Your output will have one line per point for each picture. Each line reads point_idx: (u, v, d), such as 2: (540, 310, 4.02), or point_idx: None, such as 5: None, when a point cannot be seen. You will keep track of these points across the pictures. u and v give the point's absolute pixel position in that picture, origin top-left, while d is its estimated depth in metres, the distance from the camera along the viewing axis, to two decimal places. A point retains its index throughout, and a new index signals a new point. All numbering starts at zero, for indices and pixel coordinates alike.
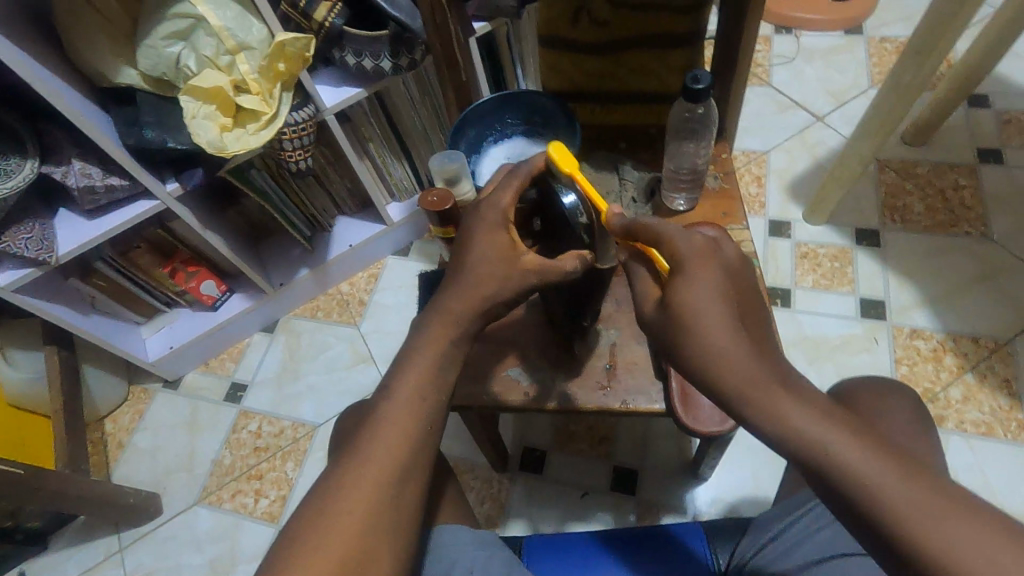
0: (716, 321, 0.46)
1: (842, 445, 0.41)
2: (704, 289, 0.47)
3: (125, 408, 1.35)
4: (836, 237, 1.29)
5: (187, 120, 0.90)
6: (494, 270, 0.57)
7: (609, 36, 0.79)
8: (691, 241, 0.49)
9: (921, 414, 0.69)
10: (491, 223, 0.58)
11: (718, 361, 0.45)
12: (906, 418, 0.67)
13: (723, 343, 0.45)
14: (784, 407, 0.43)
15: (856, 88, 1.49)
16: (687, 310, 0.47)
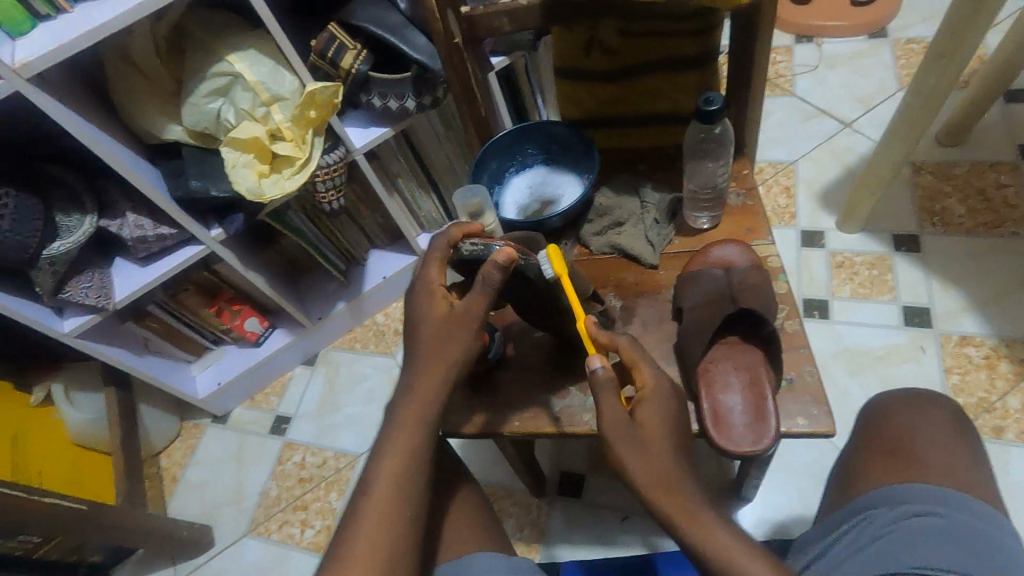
0: (666, 452, 0.59)
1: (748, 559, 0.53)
2: (660, 413, 0.61)
3: (178, 443, 1.41)
4: (872, 245, 1.25)
5: (228, 169, 0.96)
6: (448, 335, 0.65)
7: (622, 63, 0.82)
8: (655, 375, 0.64)
9: (963, 431, 0.69)
10: (426, 304, 0.67)
11: (663, 480, 0.57)
12: (941, 440, 0.67)
13: (670, 470, 0.58)
14: (711, 527, 0.55)
15: (884, 91, 1.47)
16: (645, 433, 0.60)
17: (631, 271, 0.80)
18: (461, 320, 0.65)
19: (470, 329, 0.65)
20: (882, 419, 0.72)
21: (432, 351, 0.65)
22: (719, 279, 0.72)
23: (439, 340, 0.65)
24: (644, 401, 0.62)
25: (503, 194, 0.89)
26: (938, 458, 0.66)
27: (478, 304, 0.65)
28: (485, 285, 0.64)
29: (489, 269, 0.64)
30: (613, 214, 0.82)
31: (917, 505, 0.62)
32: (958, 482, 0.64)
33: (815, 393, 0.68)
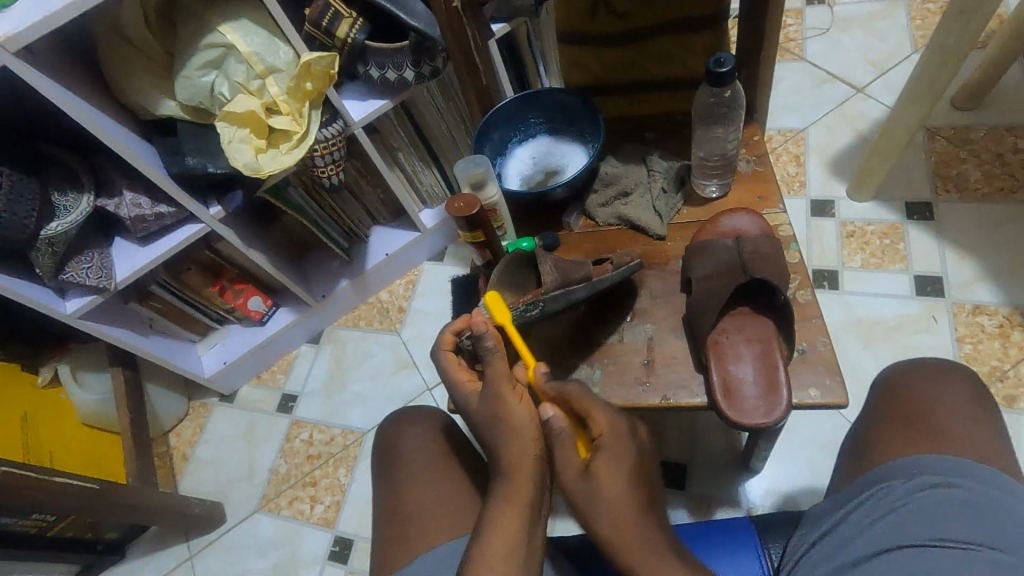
0: (623, 497, 0.61)
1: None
2: (615, 465, 0.62)
3: (186, 422, 1.42)
4: (885, 213, 1.23)
5: (224, 145, 0.93)
6: (505, 416, 0.65)
7: (629, 26, 0.79)
8: (613, 422, 0.64)
9: (982, 404, 0.67)
10: (468, 404, 0.69)
11: (618, 525, 0.60)
12: (962, 410, 0.67)
13: (623, 518, 0.60)
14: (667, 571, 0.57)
15: (898, 54, 1.42)
16: (602, 482, 0.61)
17: (638, 243, 0.78)
18: (505, 398, 0.65)
19: (517, 401, 0.65)
20: (898, 389, 0.71)
21: (502, 431, 0.65)
22: (729, 250, 0.70)
23: (500, 422, 0.65)
24: (602, 450, 0.63)
25: (506, 166, 0.87)
26: (953, 428, 0.65)
27: (503, 376, 0.65)
28: (495, 363, 0.65)
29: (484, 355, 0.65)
30: (620, 183, 0.80)
31: (934, 476, 0.61)
32: (974, 454, 0.63)
33: (829, 362, 0.67)
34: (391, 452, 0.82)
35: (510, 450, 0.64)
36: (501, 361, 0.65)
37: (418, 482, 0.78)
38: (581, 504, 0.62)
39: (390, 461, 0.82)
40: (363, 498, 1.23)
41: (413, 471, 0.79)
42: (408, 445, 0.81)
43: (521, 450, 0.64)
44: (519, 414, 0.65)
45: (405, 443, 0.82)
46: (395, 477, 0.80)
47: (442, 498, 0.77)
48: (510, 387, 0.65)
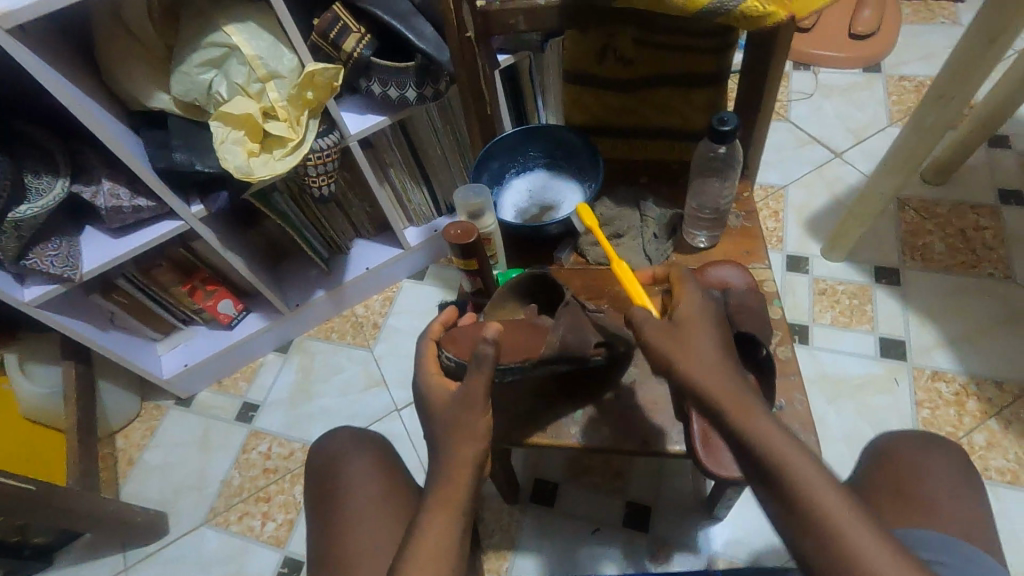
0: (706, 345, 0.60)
1: (785, 447, 0.52)
2: (701, 314, 0.61)
3: (137, 423, 1.36)
4: (855, 275, 1.28)
5: (217, 145, 0.91)
6: (461, 424, 0.59)
7: (634, 75, 0.82)
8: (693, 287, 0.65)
9: (966, 482, 0.71)
10: (428, 399, 0.62)
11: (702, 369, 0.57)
12: (949, 484, 0.70)
13: (712, 367, 0.57)
14: (756, 418, 0.54)
15: (874, 125, 1.50)
16: (687, 330, 0.60)
17: (626, 284, 0.79)
18: (474, 407, 0.59)
19: (482, 416, 0.59)
20: (888, 464, 0.74)
21: (455, 440, 0.59)
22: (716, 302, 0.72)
23: (456, 428, 0.59)
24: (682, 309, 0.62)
25: (503, 196, 0.87)
26: (941, 505, 0.69)
27: (481, 389, 0.58)
28: (477, 373, 0.58)
29: (474, 359, 0.58)
30: (614, 226, 0.82)
31: (932, 555, 0.62)
32: (963, 534, 0.66)
33: (804, 421, 0.69)
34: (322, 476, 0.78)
35: (456, 457, 0.58)
36: (484, 376, 0.58)
37: (361, 513, 0.74)
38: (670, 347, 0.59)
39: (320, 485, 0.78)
40: None
41: (347, 493, 0.75)
42: (340, 467, 0.78)
43: (465, 460, 0.58)
44: (478, 426, 0.59)
45: (337, 465, 0.78)
46: (328, 501, 0.76)
47: (378, 518, 0.73)
48: (481, 403, 0.59)
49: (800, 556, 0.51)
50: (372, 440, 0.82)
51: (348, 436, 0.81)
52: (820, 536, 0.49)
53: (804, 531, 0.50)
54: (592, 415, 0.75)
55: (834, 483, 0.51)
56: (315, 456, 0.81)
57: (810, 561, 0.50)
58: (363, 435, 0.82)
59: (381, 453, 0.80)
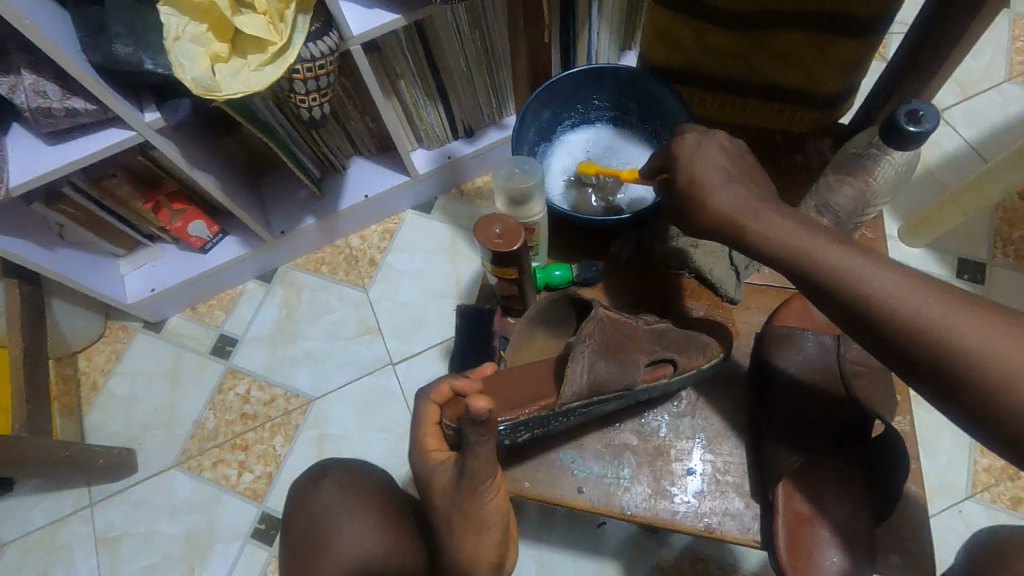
0: (736, 195, 0.51)
1: (880, 277, 0.44)
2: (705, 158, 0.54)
3: (101, 345, 1.22)
4: (935, 267, 1.09)
5: (168, 43, 0.68)
6: (469, 513, 0.50)
7: (760, 8, 0.58)
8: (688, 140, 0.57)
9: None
10: (431, 483, 0.53)
11: (774, 234, 0.48)
12: None
13: (771, 219, 0.49)
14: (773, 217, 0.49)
15: (989, 78, 1.23)
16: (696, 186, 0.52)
17: (702, 300, 0.66)
18: (476, 491, 0.49)
19: (491, 497, 0.50)
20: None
21: (464, 530, 0.50)
22: (827, 350, 0.60)
23: (462, 517, 0.50)
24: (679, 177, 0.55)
25: (552, 156, 0.70)
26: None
27: (485, 471, 0.48)
28: (478, 457, 0.47)
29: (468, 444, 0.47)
30: None
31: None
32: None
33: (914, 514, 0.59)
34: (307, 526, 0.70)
35: (468, 548, 0.51)
36: (486, 455, 0.48)
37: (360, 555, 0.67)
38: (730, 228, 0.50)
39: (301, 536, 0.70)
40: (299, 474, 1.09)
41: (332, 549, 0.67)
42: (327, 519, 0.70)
43: (476, 548, 0.51)
44: (493, 508, 0.50)
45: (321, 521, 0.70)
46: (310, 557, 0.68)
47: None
48: (487, 484, 0.49)
49: (985, 414, 0.40)
50: (363, 483, 0.73)
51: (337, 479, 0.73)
52: (980, 373, 0.40)
53: (963, 375, 0.40)
54: (638, 466, 0.62)
55: (982, 316, 0.41)
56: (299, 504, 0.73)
57: (998, 410, 0.40)
58: (342, 476, 0.74)
59: (373, 496, 0.72)
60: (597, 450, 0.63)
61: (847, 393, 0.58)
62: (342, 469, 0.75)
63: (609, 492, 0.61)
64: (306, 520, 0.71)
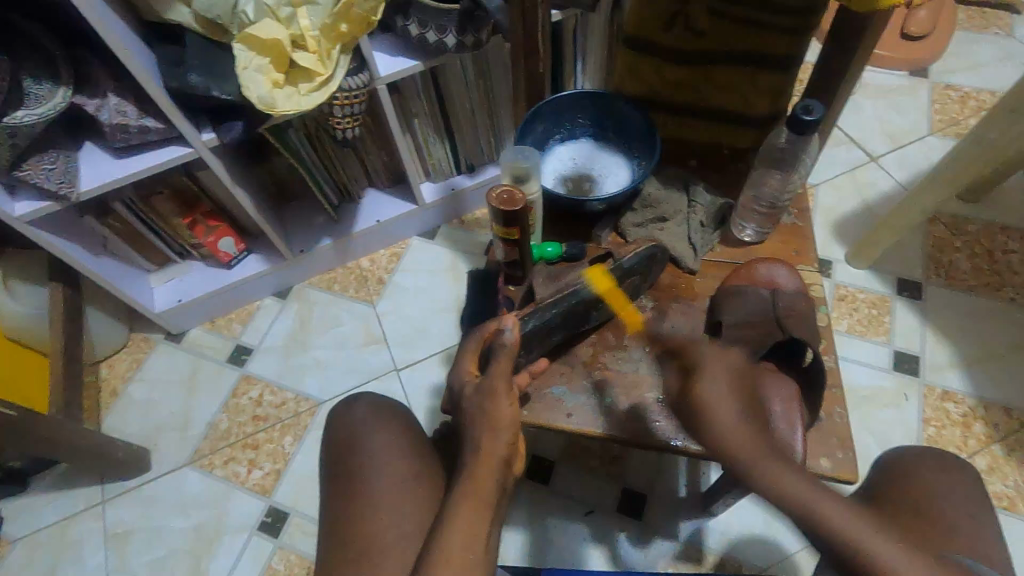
0: (732, 413, 0.61)
1: (878, 542, 0.51)
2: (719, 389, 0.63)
3: (123, 354, 1.31)
4: (876, 284, 1.25)
5: (238, 70, 0.84)
6: (489, 412, 0.61)
7: (702, 47, 0.80)
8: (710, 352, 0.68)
9: (984, 508, 0.66)
10: (461, 392, 0.65)
11: (777, 477, 0.56)
12: (966, 506, 0.66)
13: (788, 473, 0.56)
14: (773, 466, 0.57)
15: (914, 132, 1.44)
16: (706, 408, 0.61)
17: (667, 271, 0.80)
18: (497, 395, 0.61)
19: (507, 400, 0.61)
20: (906, 478, 0.69)
21: (480, 424, 0.61)
22: (764, 300, 0.73)
23: (481, 415, 0.61)
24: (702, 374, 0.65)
25: (545, 161, 0.86)
26: (960, 527, 0.64)
27: (503, 374, 0.62)
28: (500, 359, 0.62)
29: (495, 349, 0.63)
30: (659, 207, 0.82)
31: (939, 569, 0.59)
32: (979, 556, 0.62)
33: (842, 435, 0.69)
34: (337, 445, 0.72)
35: (485, 445, 0.60)
36: (506, 361, 0.63)
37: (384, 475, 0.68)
38: (747, 466, 0.57)
39: (333, 458, 0.72)
40: (306, 470, 1.16)
41: (362, 469, 0.69)
42: (357, 436, 0.72)
43: (490, 446, 0.60)
44: (505, 414, 0.61)
45: (354, 436, 0.72)
46: (343, 477, 0.69)
47: (401, 494, 0.67)
48: (505, 388, 0.62)
49: None
50: (391, 411, 0.75)
51: (366, 403, 0.75)
52: None
53: None
54: (617, 401, 0.73)
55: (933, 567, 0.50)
56: (330, 425, 0.75)
57: None
58: (382, 403, 0.76)
59: (402, 421, 0.74)
60: (582, 392, 0.74)
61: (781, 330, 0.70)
62: (371, 400, 0.77)
63: (593, 417, 0.72)
64: (337, 440, 0.73)
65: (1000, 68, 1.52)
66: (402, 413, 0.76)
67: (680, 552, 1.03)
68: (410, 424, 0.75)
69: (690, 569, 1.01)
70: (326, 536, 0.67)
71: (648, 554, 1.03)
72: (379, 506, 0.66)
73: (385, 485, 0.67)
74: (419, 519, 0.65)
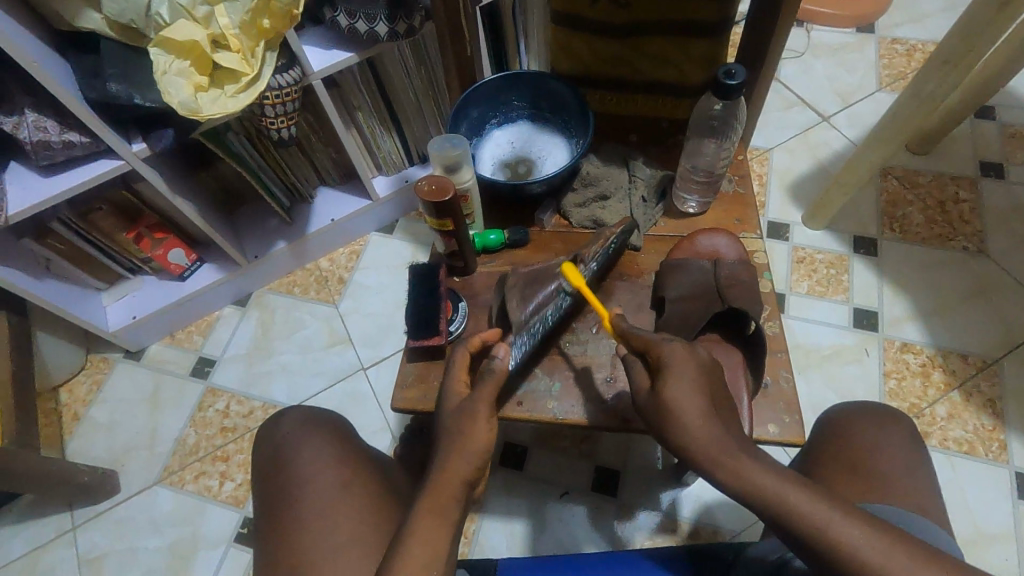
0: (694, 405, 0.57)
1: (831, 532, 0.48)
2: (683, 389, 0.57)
3: (82, 378, 1.27)
4: (834, 244, 1.26)
5: (157, 76, 0.81)
6: (466, 431, 0.59)
7: (631, 19, 0.78)
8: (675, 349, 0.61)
9: (921, 456, 0.67)
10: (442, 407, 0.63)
11: (737, 479, 0.52)
12: (905, 460, 0.66)
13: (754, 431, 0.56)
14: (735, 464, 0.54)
15: (864, 89, 1.45)
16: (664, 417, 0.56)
17: None
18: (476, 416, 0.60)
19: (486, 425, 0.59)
20: (844, 436, 0.70)
21: (453, 447, 0.58)
22: (706, 271, 0.73)
23: (457, 435, 0.59)
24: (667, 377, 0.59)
25: (483, 147, 0.86)
26: (899, 482, 0.64)
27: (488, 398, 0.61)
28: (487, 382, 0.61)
29: (484, 373, 0.63)
30: (601, 184, 0.81)
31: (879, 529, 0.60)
32: (916, 509, 0.62)
33: (789, 400, 0.70)
34: (268, 463, 0.71)
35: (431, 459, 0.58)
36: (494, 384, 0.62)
37: (319, 488, 0.67)
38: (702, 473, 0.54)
39: (267, 475, 0.70)
40: None
41: (296, 481, 0.68)
42: (288, 451, 0.71)
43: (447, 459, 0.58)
44: (480, 436, 0.58)
45: (283, 452, 0.71)
46: (277, 493, 0.68)
47: (339, 503, 0.66)
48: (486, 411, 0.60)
49: None
50: (321, 421, 0.74)
51: (296, 416, 0.75)
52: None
53: None
54: (567, 384, 0.73)
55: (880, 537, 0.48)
56: (260, 444, 0.74)
57: None
58: (310, 415, 0.75)
59: (332, 431, 0.74)
60: (532, 379, 0.74)
61: (722, 302, 0.70)
62: (301, 412, 0.76)
63: (544, 403, 0.72)
64: (267, 459, 0.72)
65: (944, 19, 1.53)
66: (334, 423, 0.75)
67: (658, 524, 1.04)
68: (345, 435, 0.74)
69: (667, 540, 1.02)
70: (261, 558, 0.66)
71: (626, 529, 1.04)
72: (311, 522, 0.65)
73: (321, 496, 0.67)
74: (361, 523, 0.65)
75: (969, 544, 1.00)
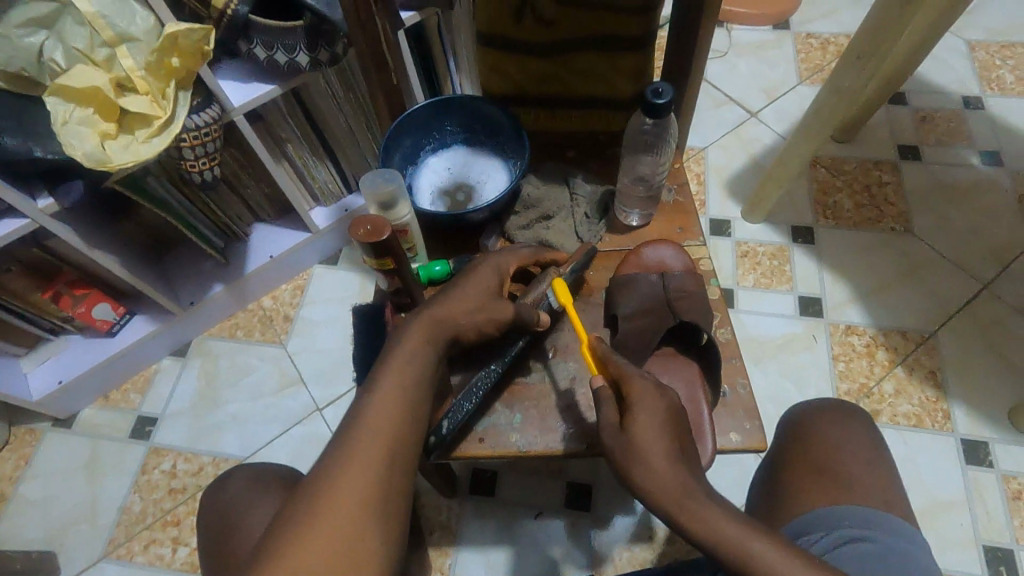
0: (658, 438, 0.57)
1: None
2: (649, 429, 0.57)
3: (6, 454, 1.17)
4: (774, 236, 1.30)
5: (56, 127, 0.74)
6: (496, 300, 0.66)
7: (556, 37, 0.77)
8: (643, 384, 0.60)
9: (878, 449, 0.69)
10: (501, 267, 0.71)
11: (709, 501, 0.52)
12: (865, 456, 0.68)
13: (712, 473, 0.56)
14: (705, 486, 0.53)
15: (786, 84, 1.50)
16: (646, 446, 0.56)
17: None
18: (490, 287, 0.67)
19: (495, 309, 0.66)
20: (806, 437, 0.71)
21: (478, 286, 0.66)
22: (655, 285, 0.73)
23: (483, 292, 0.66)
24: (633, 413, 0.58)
25: (419, 175, 0.84)
26: (861, 479, 0.66)
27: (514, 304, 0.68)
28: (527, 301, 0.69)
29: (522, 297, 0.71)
30: (543, 205, 0.81)
31: (849, 529, 0.61)
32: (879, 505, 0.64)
33: (748, 406, 0.71)
34: (216, 531, 0.67)
35: None
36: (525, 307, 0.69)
37: None
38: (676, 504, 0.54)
39: (216, 545, 0.66)
40: None
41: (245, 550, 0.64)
42: (235, 517, 0.67)
43: None
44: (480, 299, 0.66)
45: (230, 518, 0.67)
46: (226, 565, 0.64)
47: None
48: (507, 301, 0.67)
49: None
50: (268, 479, 0.70)
51: (242, 477, 0.70)
52: None
53: None
54: (528, 414, 0.72)
55: None
56: (206, 512, 0.69)
57: None
58: (257, 473, 0.70)
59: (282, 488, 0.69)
60: (492, 412, 0.72)
61: (673, 316, 0.71)
62: (247, 471, 0.71)
63: (507, 436, 0.71)
64: (215, 527, 0.67)
65: (851, 12, 1.61)
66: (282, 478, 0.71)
67: (634, 533, 1.03)
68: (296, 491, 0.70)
69: (645, 549, 1.02)
70: None
71: (602, 544, 1.03)
72: None
73: None
74: None
75: (927, 514, 1.04)
